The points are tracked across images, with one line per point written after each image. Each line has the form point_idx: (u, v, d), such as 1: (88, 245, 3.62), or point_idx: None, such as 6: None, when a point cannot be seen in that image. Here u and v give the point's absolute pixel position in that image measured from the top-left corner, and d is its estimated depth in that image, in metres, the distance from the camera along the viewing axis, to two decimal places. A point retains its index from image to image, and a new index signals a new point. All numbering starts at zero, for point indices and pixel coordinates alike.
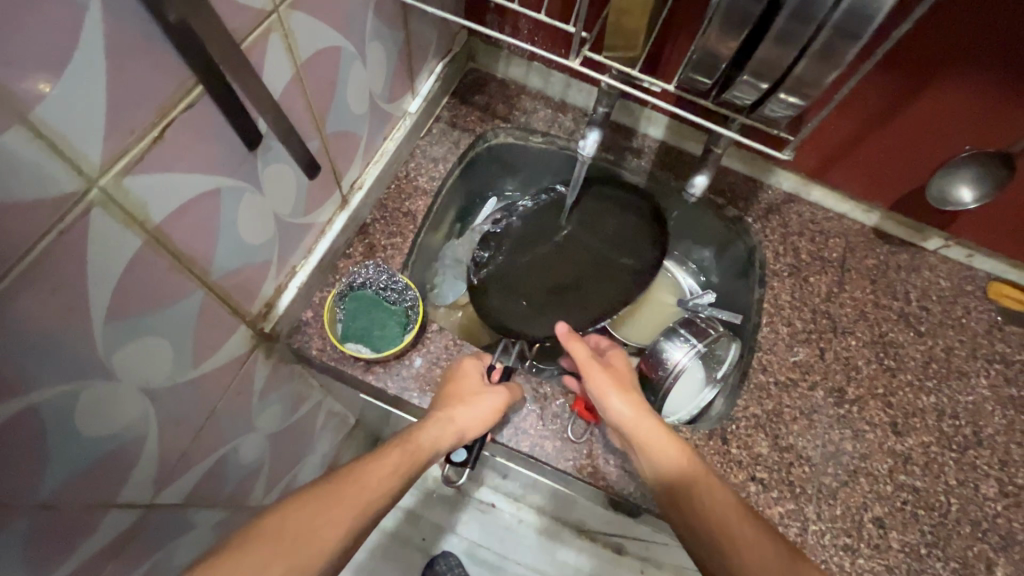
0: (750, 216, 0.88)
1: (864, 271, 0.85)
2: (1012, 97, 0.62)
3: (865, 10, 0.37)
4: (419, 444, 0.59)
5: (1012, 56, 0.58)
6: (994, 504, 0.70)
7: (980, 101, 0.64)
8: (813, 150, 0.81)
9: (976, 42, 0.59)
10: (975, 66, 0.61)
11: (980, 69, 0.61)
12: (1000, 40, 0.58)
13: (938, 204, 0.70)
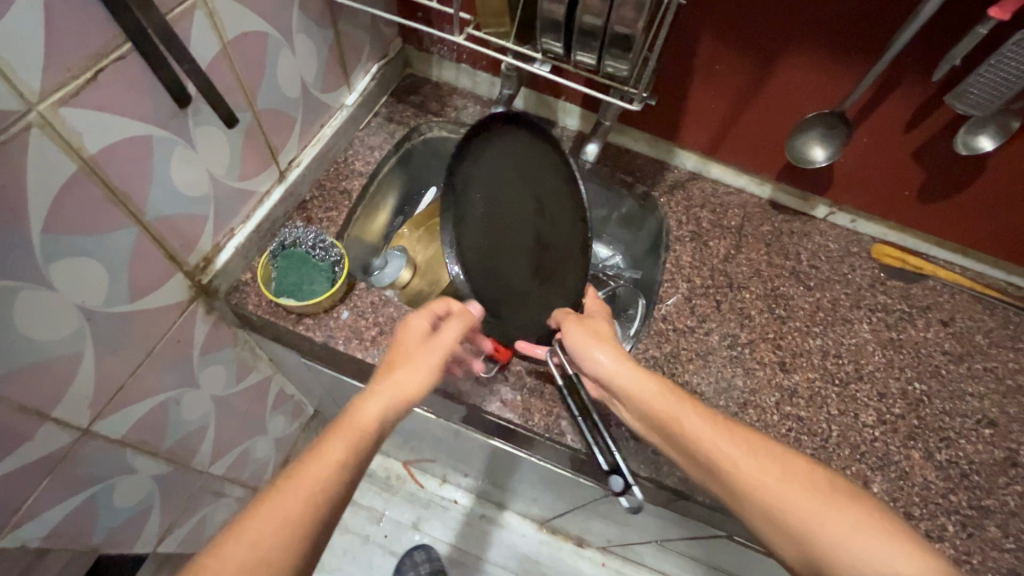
0: (656, 191, 0.98)
1: (759, 236, 0.95)
2: (840, 62, 0.73)
3: None
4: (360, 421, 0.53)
5: (830, 25, 0.70)
6: (873, 430, 0.77)
7: (818, 68, 0.75)
8: (701, 129, 0.92)
9: (800, 20, 0.71)
10: (806, 36, 0.73)
11: (810, 41, 0.73)
12: (819, 13, 0.70)
13: (798, 163, 0.80)
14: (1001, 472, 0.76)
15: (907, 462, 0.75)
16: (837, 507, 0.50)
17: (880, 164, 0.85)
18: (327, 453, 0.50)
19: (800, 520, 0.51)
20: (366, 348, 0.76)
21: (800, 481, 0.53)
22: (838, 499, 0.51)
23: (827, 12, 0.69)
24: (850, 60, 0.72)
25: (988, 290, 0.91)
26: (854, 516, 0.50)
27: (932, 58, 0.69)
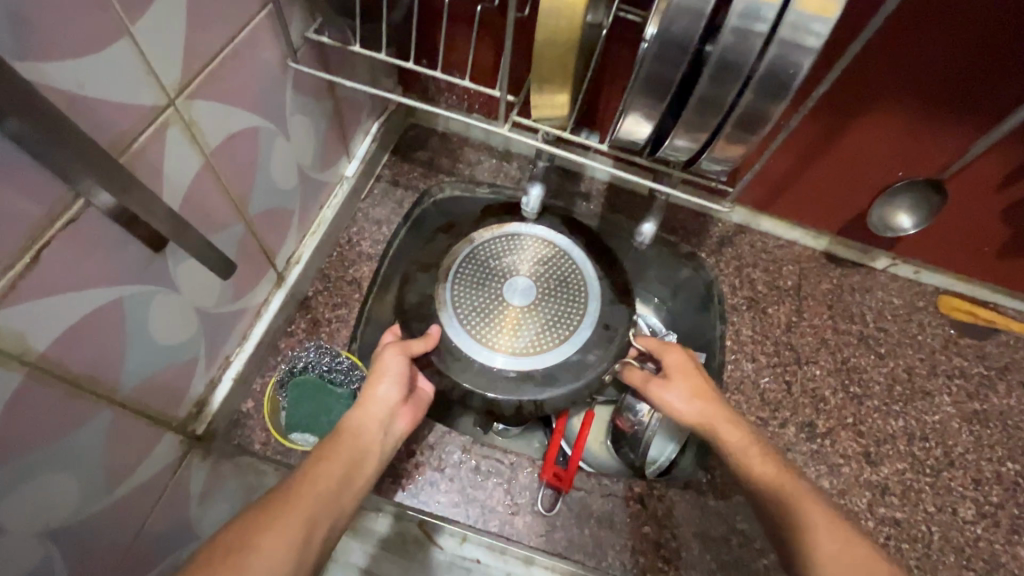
0: (703, 251, 0.87)
1: (820, 297, 0.85)
2: (937, 122, 0.64)
3: (778, 75, 0.37)
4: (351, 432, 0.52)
5: (933, 86, 0.60)
6: (974, 527, 0.69)
7: (908, 128, 0.66)
8: (755, 185, 0.82)
9: (889, 77, 0.61)
10: (901, 96, 0.62)
11: (899, 99, 0.63)
12: (923, 73, 0.59)
13: (881, 232, 0.76)
14: None
15: (1014, 561, 0.68)
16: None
17: (963, 220, 0.75)
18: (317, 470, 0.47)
19: None
20: (402, 485, 0.64)
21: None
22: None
23: (933, 72, 0.59)
24: (949, 120, 0.63)
25: None
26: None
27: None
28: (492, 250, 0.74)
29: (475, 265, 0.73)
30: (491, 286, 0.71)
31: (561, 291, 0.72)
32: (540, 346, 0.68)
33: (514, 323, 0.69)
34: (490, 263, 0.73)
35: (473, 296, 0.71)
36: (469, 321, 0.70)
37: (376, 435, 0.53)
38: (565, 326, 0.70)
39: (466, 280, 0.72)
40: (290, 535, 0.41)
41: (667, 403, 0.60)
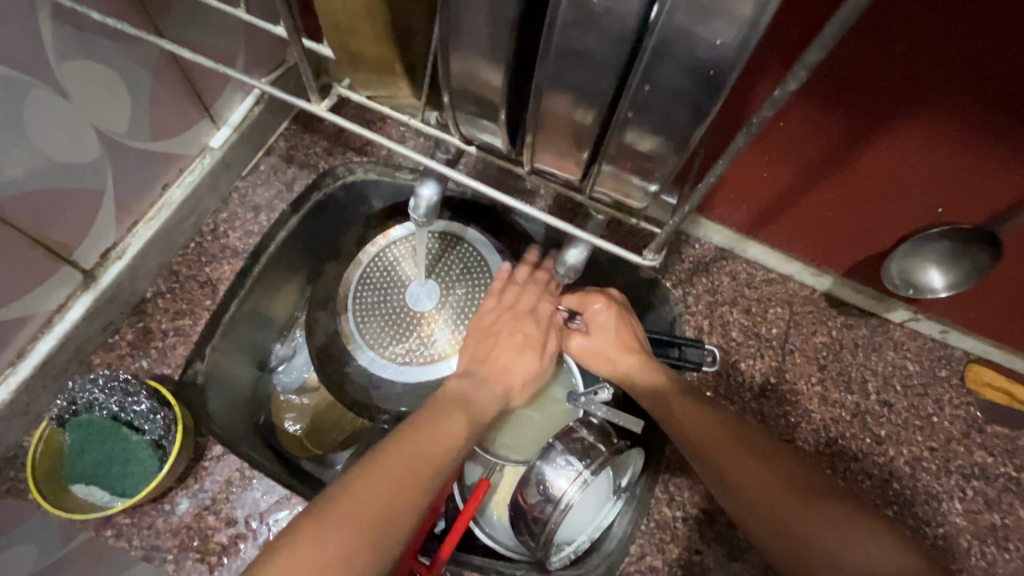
0: (669, 279, 0.68)
1: (811, 354, 0.66)
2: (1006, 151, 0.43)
3: (683, 45, 0.20)
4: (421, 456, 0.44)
5: (1014, 100, 0.39)
6: None
7: (959, 153, 0.45)
8: (743, 200, 0.62)
9: (935, 79, 0.41)
10: (958, 107, 0.42)
11: (948, 112, 0.43)
12: (1001, 79, 0.38)
13: (902, 292, 0.57)
14: None
15: None
16: (817, 507, 0.43)
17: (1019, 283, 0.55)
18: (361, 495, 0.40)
19: (777, 510, 0.44)
20: (211, 565, 0.50)
21: (782, 472, 0.46)
22: (804, 493, 0.44)
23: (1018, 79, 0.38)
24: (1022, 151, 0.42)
25: None
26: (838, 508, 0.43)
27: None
28: (386, 262, 0.64)
29: (374, 284, 0.63)
30: (393, 297, 0.63)
31: (470, 278, 0.63)
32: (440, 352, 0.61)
33: (430, 329, 0.62)
34: (387, 276, 0.63)
35: (379, 313, 0.62)
36: (374, 334, 0.62)
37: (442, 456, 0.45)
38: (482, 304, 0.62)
39: (369, 284, 0.63)
40: (397, 501, 0.41)
41: (590, 354, 0.58)
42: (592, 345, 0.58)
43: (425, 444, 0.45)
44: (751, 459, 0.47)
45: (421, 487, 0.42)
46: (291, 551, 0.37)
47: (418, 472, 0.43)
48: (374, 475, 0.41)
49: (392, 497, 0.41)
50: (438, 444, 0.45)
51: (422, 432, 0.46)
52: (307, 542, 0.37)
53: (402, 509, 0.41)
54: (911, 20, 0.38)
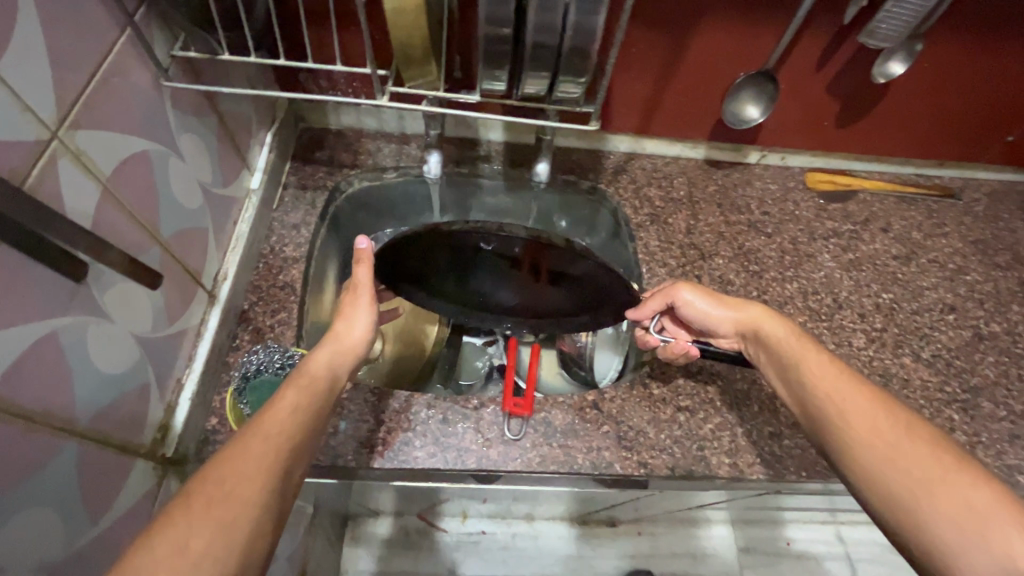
0: (602, 183, 0.97)
1: (710, 198, 0.96)
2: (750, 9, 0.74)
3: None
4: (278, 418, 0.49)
5: None
6: (867, 351, 0.83)
7: (734, 31, 0.77)
8: (630, 111, 0.91)
9: None
10: (718, 5, 0.74)
11: (720, 10, 0.75)
12: None
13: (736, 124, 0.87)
14: (975, 349, 0.84)
15: (902, 369, 0.82)
16: (912, 441, 0.50)
17: (805, 98, 0.87)
18: (221, 466, 0.43)
19: (883, 452, 0.50)
20: (379, 453, 0.69)
21: (895, 423, 0.52)
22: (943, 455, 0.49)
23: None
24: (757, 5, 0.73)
25: (906, 189, 1.01)
26: (988, 491, 0.46)
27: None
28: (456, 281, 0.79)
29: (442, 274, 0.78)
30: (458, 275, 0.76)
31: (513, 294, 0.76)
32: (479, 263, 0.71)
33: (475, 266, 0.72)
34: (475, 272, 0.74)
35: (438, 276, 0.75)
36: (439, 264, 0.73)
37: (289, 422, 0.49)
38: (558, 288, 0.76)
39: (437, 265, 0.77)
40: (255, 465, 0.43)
41: (698, 311, 0.70)
42: (698, 305, 0.70)
43: (262, 429, 0.47)
44: (875, 412, 0.53)
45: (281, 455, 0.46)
46: (162, 545, 0.37)
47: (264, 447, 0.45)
48: (226, 463, 0.43)
49: (257, 468, 0.43)
50: (278, 422, 0.48)
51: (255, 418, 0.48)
52: (167, 544, 0.37)
53: (270, 478, 0.44)
54: None
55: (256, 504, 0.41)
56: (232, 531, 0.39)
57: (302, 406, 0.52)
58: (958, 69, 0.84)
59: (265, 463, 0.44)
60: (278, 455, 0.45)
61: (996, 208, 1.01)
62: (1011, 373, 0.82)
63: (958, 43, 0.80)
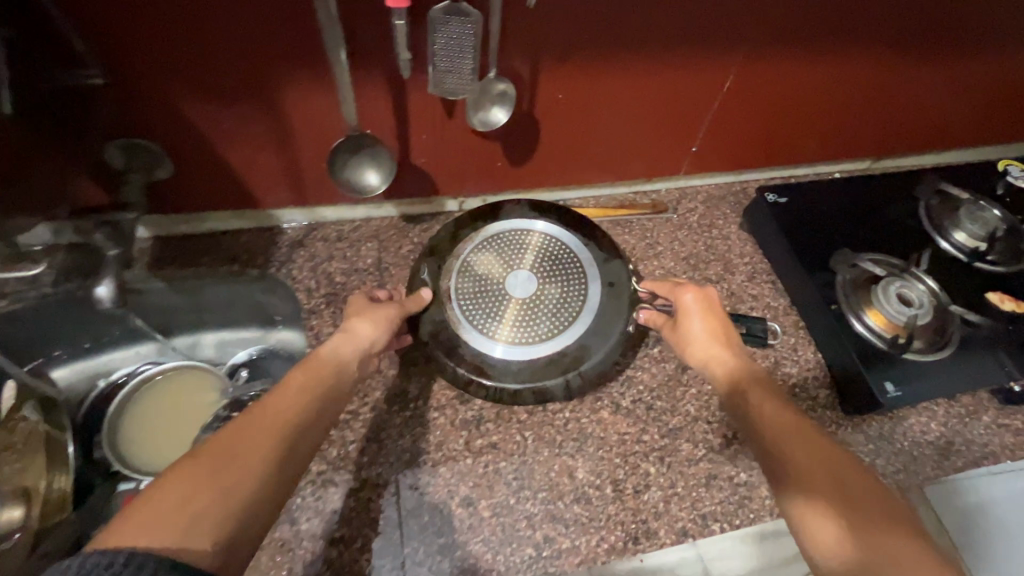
0: (273, 266, 0.84)
1: (400, 262, 0.86)
2: (292, 50, 0.61)
3: None
4: (274, 410, 0.54)
5: (264, 53, 0.61)
6: (562, 413, 0.75)
7: (302, 92, 0.66)
8: (272, 187, 0.79)
9: (228, 62, 0.61)
10: (251, 72, 0.62)
11: (265, 77, 0.63)
12: (234, 47, 0.60)
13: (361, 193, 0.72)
14: (678, 384, 0.79)
15: (599, 425, 0.75)
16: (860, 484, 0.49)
17: (452, 142, 0.77)
18: (224, 437, 0.49)
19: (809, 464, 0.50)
20: None
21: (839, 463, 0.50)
22: (793, 427, 0.54)
23: (216, 10, 0.56)
24: (292, 42, 0.60)
25: (621, 211, 0.94)
26: (904, 540, 0.44)
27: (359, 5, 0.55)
28: (479, 270, 0.78)
29: (476, 267, 0.78)
30: (492, 287, 0.77)
31: (552, 282, 0.78)
32: (542, 325, 0.75)
33: (503, 322, 0.75)
34: (519, 252, 0.79)
35: (472, 311, 0.75)
36: (475, 319, 0.75)
37: (284, 420, 0.53)
38: (564, 327, 0.75)
39: (545, 248, 0.80)
40: (254, 445, 0.49)
41: (685, 323, 0.69)
42: (694, 327, 0.68)
43: (276, 409, 0.54)
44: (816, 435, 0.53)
45: (267, 449, 0.49)
46: (148, 501, 0.42)
47: (269, 429, 0.51)
48: (235, 433, 0.50)
49: (248, 450, 0.48)
50: (271, 415, 0.53)
51: (267, 403, 0.55)
52: (161, 496, 0.43)
53: (262, 457, 0.49)
54: (159, 41, 0.58)
55: (250, 481, 0.46)
56: (229, 496, 0.44)
57: (306, 395, 0.57)
58: (600, 91, 0.75)
59: (264, 442, 0.50)
60: (272, 441, 0.50)
61: (710, 214, 0.98)
62: (713, 404, 0.78)
63: (578, 71, 0.71)
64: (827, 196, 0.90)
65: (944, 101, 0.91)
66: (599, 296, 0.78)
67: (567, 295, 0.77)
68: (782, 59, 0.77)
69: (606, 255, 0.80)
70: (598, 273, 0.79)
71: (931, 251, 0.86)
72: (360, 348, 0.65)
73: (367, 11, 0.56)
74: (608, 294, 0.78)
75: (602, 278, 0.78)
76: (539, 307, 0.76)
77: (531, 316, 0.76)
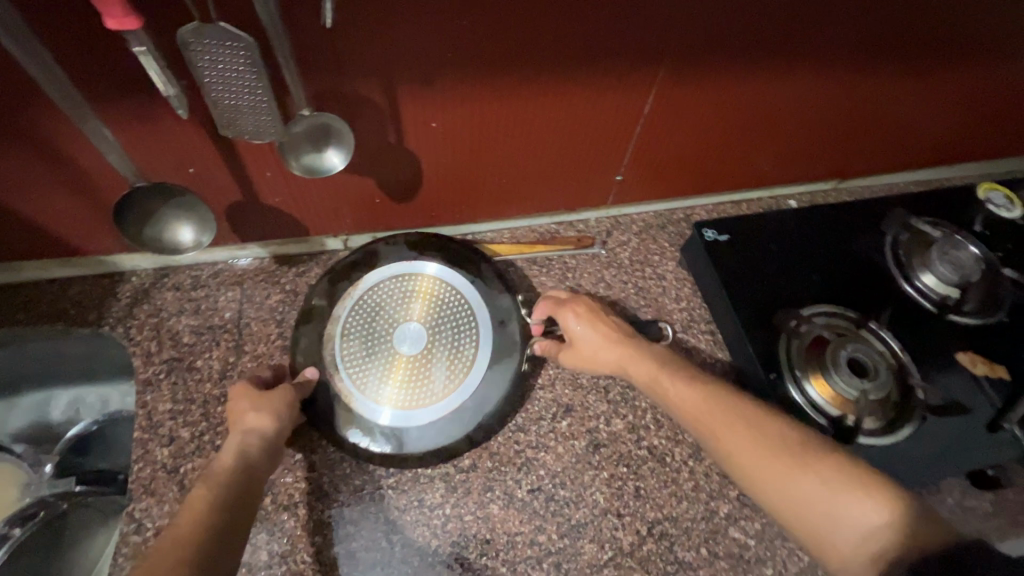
0: (105, 324, 0.69)
1: (264, 316, 0.71)
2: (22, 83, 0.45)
3: None
4: (179, 534, 0.43)
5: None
6: (441, 509, 0.62)
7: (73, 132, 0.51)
8: (91, 232, 0.65)
9: None
10: None
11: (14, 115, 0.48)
12: None
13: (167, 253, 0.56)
14: (586, 467, 0.66)
15: (485, 525, 0.62)
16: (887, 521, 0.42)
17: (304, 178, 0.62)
18: None
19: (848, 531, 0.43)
20: None
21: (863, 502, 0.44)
22: (800, 458, 0.47)
23: None
24: (12, 78, 0.43)
25: (540, 247, 0.80)
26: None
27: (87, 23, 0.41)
28: (356, 330, 0.65)
29: (354, 327, 0.65)
30: (372, 351, 0.64)
31: (439, 330, 0.66)
32: (435, 385, 0.64)
33: (389, 386, 0.63)
34: (400, 300, 0.67)
35: (353, 380, 0.63)
36: (357, 390, 0.63)
37: (193, 538, 0.43)
38: (461, 383, 0.64)
39: (433, 296, 0.67)
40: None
41: (577, 344, 0.62)
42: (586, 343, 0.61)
43: (178, 533, 0.43)
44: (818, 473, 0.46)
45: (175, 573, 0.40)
46: None
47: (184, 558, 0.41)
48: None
49: None
50: (178, 538, 0.43)
51: (171, 529, 0.44)
52: None
53: None
54: None
55: None
56: None
57: (216, 504, 0.46)
58: (484, 114, 0.59)
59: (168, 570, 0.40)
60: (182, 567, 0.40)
61: (646, 248, 0.83)
62: (628, 492, 0.65)
63: (448, 95, 0.55)
64: (777, 233, 0.77)
65: (920, 115, 0.76)
66: (491, 340, 0.66)
67: (463, 344, 0.65)
68: (713, 77, 0.62)
69: (497, 290, 0.68)
70: (489, 313, 0.67)
71: (894, 301, 0.73)
72: (268, 441, 0.54)
73: (97, 30, 0.40)
74: (502, 333, 0.66)
75: (492, 319, 0.67)
76: (430, 363, 0.65)
77: (423, 373, 0.64)
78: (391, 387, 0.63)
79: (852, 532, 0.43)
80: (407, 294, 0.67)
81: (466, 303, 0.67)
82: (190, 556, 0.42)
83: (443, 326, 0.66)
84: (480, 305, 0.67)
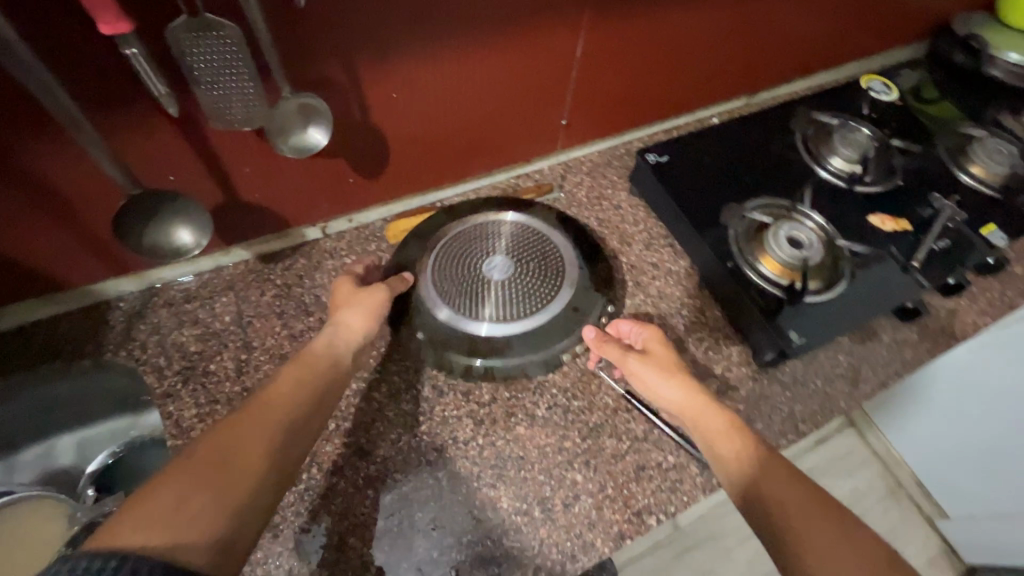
0: (105, 352, 0.69)
1: (264, 312, 0.74)
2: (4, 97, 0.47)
3: None
4: (280, 396, 0.51)
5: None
6: (475, 441, 0.69)
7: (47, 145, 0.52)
8: (70, 259, 0.65)
9: None
10: None
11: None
12: None
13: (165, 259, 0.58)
14: (591, 377, 0.74)
15: (516, 444, 0.69)
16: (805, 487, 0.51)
17: (281, 167, 0.65)
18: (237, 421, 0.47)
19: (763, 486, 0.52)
20: None
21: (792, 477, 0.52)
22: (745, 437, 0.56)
23: None
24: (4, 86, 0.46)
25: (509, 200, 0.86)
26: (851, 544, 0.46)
27: (76, 33, 0.45)
28: (465, 240, 0.76)
29: (465, 238, 0.77)
30: (469, 255, 0.75)
31: (528, 292, 0.73)
32: (491, 312, 0.72)
33: (459, 292, 0.73)
34: (517, 241, 0.77)
35: (432, 272, 0.74)
36: (436, 275, 0.74)
37: (290, 405, 0.51)
38: (508, 319, 0.72)
39: (528, 253, 0.76)
40: (263, 431, 0.47)
41: (639, 359, 0.66)
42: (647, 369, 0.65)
43: (279, 396, 0.51)
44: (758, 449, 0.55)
45: (274, 431, 0.48)
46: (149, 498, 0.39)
47: (274, 416, 0.49)
48: (242, 418, 0.47)
49: (257, 436, 0.46)
50: (281, 396, 0.51)
51: (271, 389, 0.52)
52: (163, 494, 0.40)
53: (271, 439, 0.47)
54: None
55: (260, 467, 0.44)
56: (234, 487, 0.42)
57: (312, 382, 0.54)
58: (438, 79, 0.65)
59: (275, 425, 0.48)
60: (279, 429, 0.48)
61: (598, 184, 0.91)
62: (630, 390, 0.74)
63: (404, 66, 0.61)
64: (708, 147, 0.87)
65: (800, 25, 0.89)
66: (555, 312, 0.73)
67: (528, 302, 0.73)
68: (629, 12, 0.70)
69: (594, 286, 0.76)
70: (569, 295, 0.74)
71: (812, 184, 0.85)
72: (358, 342, 0.62)
73: None
74: (569, 316, 0.73)
75: (569, 301, 0.74)
76: (494, 300, 0.72)
77: (489, 305, 0.72)
78: (453, 303, 0.72)
79: (749, 489, 0.52)
80: (518, 240, 0.77)
81: (546, 281, 0.75)
82: (281, 433, 0.48)
83: (529, 288, 0.74)
84: (565, 288, 0.74)
